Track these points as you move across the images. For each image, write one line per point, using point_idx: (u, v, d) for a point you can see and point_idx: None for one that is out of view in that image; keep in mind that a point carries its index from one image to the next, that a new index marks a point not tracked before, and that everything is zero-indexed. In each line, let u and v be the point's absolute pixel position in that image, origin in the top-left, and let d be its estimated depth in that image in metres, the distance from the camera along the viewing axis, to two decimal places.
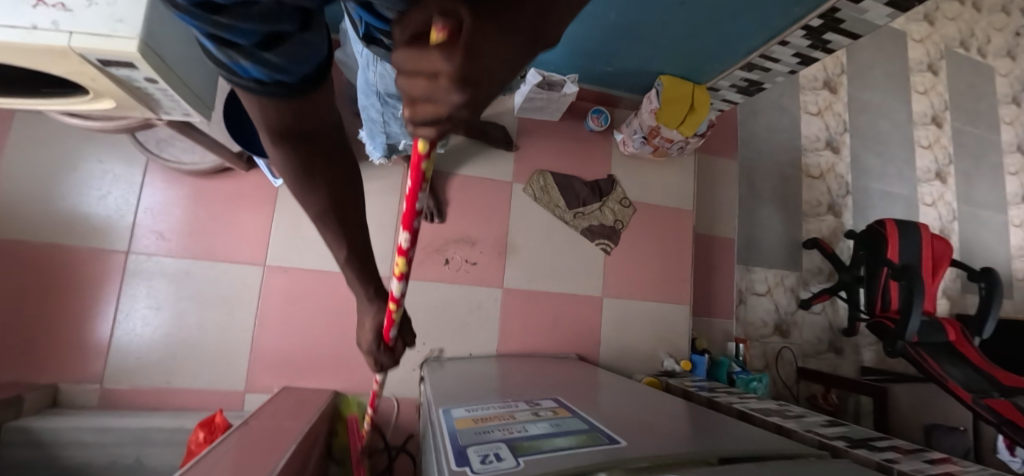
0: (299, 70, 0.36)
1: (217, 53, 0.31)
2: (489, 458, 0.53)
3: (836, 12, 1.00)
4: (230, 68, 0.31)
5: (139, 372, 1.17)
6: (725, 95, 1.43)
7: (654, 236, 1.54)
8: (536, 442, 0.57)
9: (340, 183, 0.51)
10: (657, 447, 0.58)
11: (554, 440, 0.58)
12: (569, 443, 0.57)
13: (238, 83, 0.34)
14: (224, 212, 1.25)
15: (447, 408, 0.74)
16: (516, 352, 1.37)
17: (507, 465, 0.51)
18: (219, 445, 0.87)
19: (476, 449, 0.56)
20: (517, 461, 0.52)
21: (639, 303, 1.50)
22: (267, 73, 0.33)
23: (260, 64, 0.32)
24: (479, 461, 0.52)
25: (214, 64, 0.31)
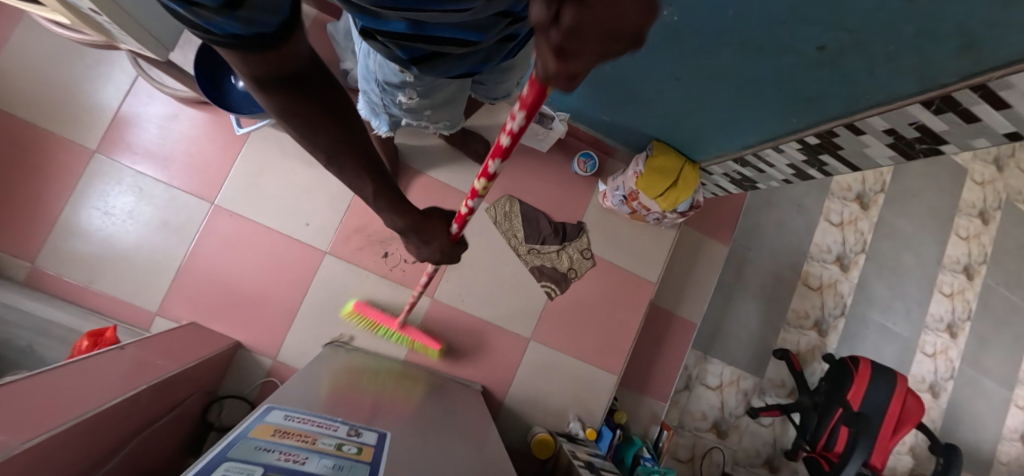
0: (274, 19, 0.31)
1: (187, 12, 0.26)
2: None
3: (834, 136, 0.93)
4: (203, 26, 0.27)
5: (70, 264, 1.22)
6: (719, 181, 1.35)
7: (604, 296, 1.48)
8: None
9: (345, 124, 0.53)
10: None
11: None
12: None
13: (210, 40, 0.30)
14: (196, 142, 1.28)
15: (269, 407, 0.73)
16: (424, 363, 1.36)
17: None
18: (77, 361, 0.89)
19: (229, 467, 0.54)
20: None
21: (565, 357, 1.45)
22: (243, 25, 0.29)
23: (234, 19, 0.27)
24: None
25: (186, 26, 0.27)
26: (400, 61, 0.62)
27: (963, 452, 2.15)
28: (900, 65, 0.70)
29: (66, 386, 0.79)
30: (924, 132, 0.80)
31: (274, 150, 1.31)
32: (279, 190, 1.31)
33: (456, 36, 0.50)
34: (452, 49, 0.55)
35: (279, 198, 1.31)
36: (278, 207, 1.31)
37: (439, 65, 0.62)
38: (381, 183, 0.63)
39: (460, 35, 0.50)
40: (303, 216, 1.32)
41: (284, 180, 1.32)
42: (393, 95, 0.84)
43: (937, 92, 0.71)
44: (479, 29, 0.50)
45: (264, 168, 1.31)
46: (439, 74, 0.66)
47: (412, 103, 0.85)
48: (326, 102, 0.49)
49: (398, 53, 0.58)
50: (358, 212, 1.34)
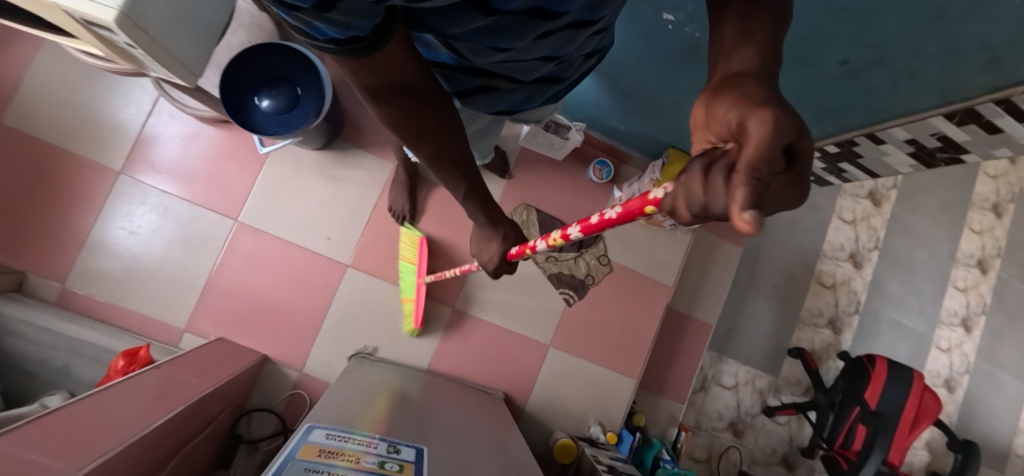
0: (368, 23, 0.33)
1: (296, 19, 0.30)
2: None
3: (854, 144, 0.94)
4: (307, 29, 0.31)
5: (99, 284, 1.25)
6: None
7: (622, 301, 1.49)
8: None
9: (444, 134, 0.58)
10: None
11: None
12: None
13: (321, 44, 0.35)
14: (218, 160, 1.31)
15: (311, 426, 0.76)
16: (445, 371, 1.38)
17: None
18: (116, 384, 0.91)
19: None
20: None
21: (584, 362, 1.47)
22: (337, 29, 0.31)
23: (328, 21, 0.30)
24: None
25: (299, 30, 0.32)
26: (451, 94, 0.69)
27: (979, 447, 2.16)
28: (922, 80, 0.71)
29: (110, 409, 0.82)
30: (945, 142, 0.80)
31: (295, 166, 1.34)
32: (301, 205, 1.34)
33: (503, 70, 0.57)
34: (496, 82, 0.62)
35: (301, 213, 1.33)
36: (300, 223, 1.33)
37: (482, 100, 0.69)
38: (472, 177, 0.68)
39: (505, 69, 0.57)
40: (324, 231, 1.34)
41: (305, 195, 1.34)
42: None
43: (959, 106, 0.71)
44: (522, 68, 0.57)
45: (285, 185, 1.33)
46: (481, 109, 0.72)
47: None
48: (421, 104, 0.52)
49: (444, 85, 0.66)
50: (378, 225, 1.36)
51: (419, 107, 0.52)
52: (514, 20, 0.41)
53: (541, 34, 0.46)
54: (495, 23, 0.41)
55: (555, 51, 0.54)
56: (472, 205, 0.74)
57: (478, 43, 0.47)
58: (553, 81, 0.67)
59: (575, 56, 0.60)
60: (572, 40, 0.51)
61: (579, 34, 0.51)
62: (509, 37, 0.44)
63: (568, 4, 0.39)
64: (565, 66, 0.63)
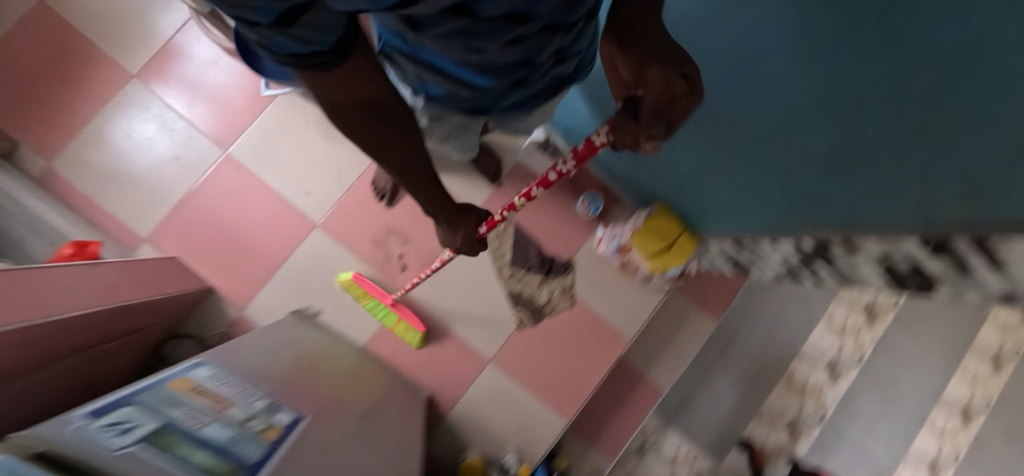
0: (329, 38, 0.32)
1: (250, 33, 0.28)
2: (117, 425, 0.54)
3: (829, 245, 0.91)
4: (270, 44, 0.29)
5: (81, 174, 1.29)
6: (714, 257, 1.35)
7: (575, 340, 1.46)
8: (179, 442, 0.57)
9: (407, 141, 0.56)
10: None
11: (194, 451, 0.57)
12: (203, 462, 0.56)
13: (277, 57, 0.33)
14: (226, 90, 1.34)
15: (200, 362, 0.78)
16: (381, 355, 1.39)
17: (110, 439, 0.51)
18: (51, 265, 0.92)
19: (128, 411, 0.57)
20: (126, 443, 0.51)
21: (518, 388, 1.43)
22: (301, 43, 0.30)
23: (289, 35, 0.28)
24: (106, 421, 0.54)
25: (253, 42, 0.29)
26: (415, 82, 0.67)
27: None
28: (898, 197, 0.68)
29: (39, 279, 0.84)
30: (915, 270, 0.78)
31: (296, 116, 1.36)
32: (290, 155, 1.35)
33: (469, 73, 0.57)
34: (465, 82, 0.62)
35: (288, 162, 1.35)
36: (285, 172, 1.35)
37: (446, 95, 0.67)
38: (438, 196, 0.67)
39: (469, 72, 0.57)
40: (304, 186, 1.36)
41: (298, 147, 1.36)
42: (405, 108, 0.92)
43: (936, 234, 0.68)
44: (494, 71, 0.56)
45: (281, 132, 1.35)
46: (446, 102, 0.71)
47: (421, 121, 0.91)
48: (381, 113, 0.51)
49: (416, 78, 0.67)
50: (358, 195, 1.37)
51: (381, 118, 0.51)
52: (491, 22, 0.41)
53: (511, 39, 0.47)
54: (467, 24, 0.41)
55: (526, 56, 0.54)
56: (438, 205, 0.70)
57: (454, 44, 0.47)
58: (523, 85, 0.66)
59: (545, 61, 0.60)
60: (545, 44, 0.53)
61: (552, 40, 0.53)
62: (482, 35, 0.44)
63: (541, 6, 0.41)
64: (535, 71, 0.62)
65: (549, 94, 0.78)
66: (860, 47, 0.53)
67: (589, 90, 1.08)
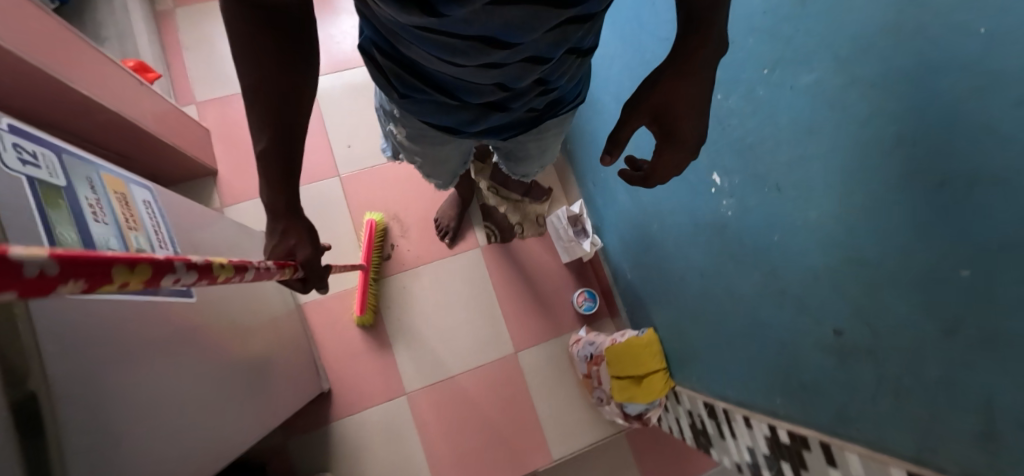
0: None
1: None
2: (24, 154, 0.51)
3: (805, 448, 0.78)
4: None
5: (188, 25, 1.41)
6: (680, 417, 1.18)
7: (498, 428, 1.33)
8: (61, 211, 0.52)
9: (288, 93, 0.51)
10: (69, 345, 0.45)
11: (63, 225, 0.52)
12: (61, 239, 0.50)
13: None
14: (345, 36, 1.50)
15: (147, 186, 0.75)
16: (310, 322, 1.32)
17: (5, 153, 0.48)
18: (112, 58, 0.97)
19: (46, 155, 0.55)
20: (14, 168, 0.48)
21: (413, 442, 1.29)
22: None
23: None
24: (23, 145, 0.51)
25: None
26: (386, 91, 0.65)
27: None
28: (905, 411, 0.59)
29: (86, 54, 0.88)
30: None
31: None
32: (358, 111, 1.46)
33: (450, 87, 0.56)
34: (444, 97, 0.60)
35: (353, 115, 1.46)
36: (346, 121, 1.45)
37: (420, 110, 0.65)
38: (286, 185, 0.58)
39: (449, 86, 0.56)
40: (349, 140, 1.44)
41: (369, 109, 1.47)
42: (384, 120, 0.79)
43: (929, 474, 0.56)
44: (470, 89, 0.56)
45: (365, 90, 1.48)
46: (418, 117, 0.68)
47: (400, 135, 0.79)
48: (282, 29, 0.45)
49: (399, 90, 0.62)
50: (392, 172, 1.44)
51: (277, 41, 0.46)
52: (470, 44, 0.42)
53: (489, 63, 0.48)
54: (442, 39, 0.41)
55: (507, 81, 0.54)
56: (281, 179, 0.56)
57: (437, 51, 0.45)
58: (499, 110, 0.64)
59: (527, 91, 0.60)
60: (525, 74, 0.53)
61: (533, 71, 0.53)
62: (458, 51, 0.44)
63: (521, 36, 0.42)
64: (518, 97, 0.62)
65: (527, 128, 0.77)
66: (895, 213, 0.52)
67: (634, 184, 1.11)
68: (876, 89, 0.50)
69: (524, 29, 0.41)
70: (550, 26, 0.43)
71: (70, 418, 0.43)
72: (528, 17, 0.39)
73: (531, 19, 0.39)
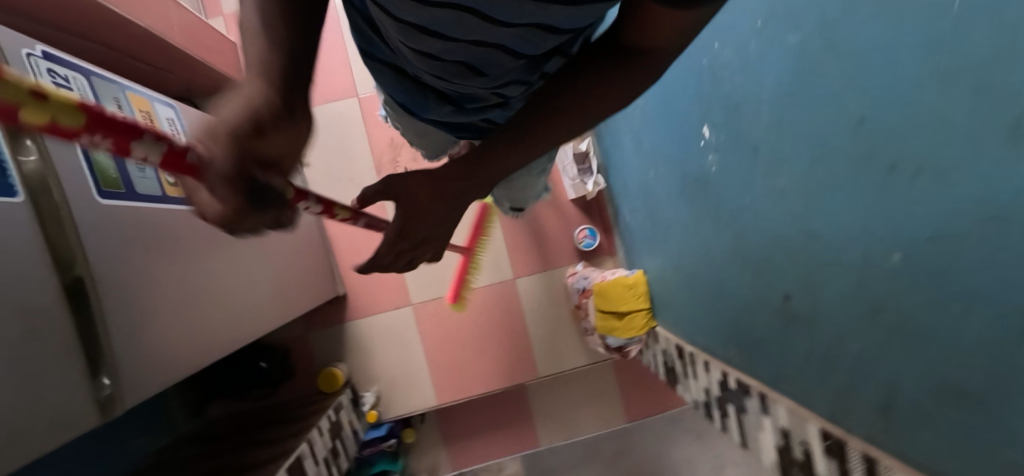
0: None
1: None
2: (57, 77, 0.59)
3: (745, 395, 0.85)
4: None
5: None
6: (655, 354, 1.28)
7: (491, 344, 1.50)
8: None
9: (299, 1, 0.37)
10: (102, 239, 0.57)
11: None
12: (94, 156, 0.60)
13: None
14: None
15: (169, 102, 0.84)
16: (330, 234, 1.47)
17: (42, 79, 0.56)
18: None
19: (76, 77, 0.63)
20: None
21: (416, 346, 1.50)
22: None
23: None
24: (55, 68, 0.59)
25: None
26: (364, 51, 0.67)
27: None
28: (828, 375, 0.63)
29: None
30: (806, 461, 0.70)
31: None
32: None
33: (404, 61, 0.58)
34: (402, 66, 0.61)
35: None
36: None
37: (384, 78, 0.67)
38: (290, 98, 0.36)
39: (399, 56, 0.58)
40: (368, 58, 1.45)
41: None
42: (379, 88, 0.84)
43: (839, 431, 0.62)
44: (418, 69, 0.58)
45: None
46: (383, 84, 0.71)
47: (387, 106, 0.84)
48: None
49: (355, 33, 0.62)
50: None
51: None
52: (404, 28, 0.45)
53: (424, 53, 0.50)
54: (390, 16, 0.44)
55: (445, 75, 0.56)
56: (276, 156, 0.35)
57: (395, 33, 0.49)
58: (452, 103, 0.67)
59: (474, 93, 0.62)
60: (463, 75, 0.55)
61: (472, 76, 0.55)
62: (404, 32, 0.46)
63: (450, 33, 0.44)
64: (468, 97, 0.64)
65: (480, 135, 0.79)
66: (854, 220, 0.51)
67: (637, 145, 1.11)
68: (853, 83, 0.46)
69: (455, 28, 0.43)
70: (478, 38, 0.45)
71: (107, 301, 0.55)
72: (452, 19, 0.41)
73: (457, 21, 0.41)
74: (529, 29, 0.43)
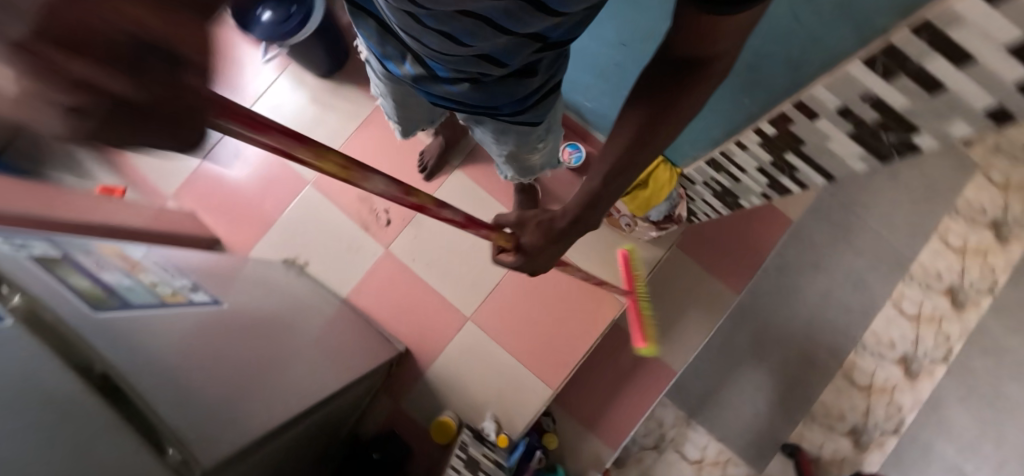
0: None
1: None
2: (16, 242, 0.62)
3: (789, 123, 0.76)
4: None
5: (126, 143, 1.57)
6: (702, 193, 1.20)
7: (560, 303, 1.44)
8: (69, 270, 0.64)
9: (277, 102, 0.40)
10: (108, 331, 0.56)
11: (77, 276, 0.63)
12: (79, 284, 0.62)
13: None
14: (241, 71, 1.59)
15: (137, 247, 0.88)
16: (362, 307, 1.46)
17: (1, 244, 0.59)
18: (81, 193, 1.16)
19: (38, 242, 0.66)
20: (16, 251, 0.60)
21: (498, 350, 1.43)
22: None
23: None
24: (11, 238, 0.63)
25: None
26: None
27: None
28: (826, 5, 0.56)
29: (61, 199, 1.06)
30: (882, 111, 0.60)
31: (298, 87, 1.58)
32: (293, 120, 1.56)
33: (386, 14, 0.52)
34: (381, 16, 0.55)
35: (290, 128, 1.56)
36: None
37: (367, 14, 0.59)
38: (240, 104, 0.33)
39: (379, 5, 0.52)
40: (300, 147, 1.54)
41: (299, 116, 1.56)
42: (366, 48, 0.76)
43: (877, 41, 0.53)
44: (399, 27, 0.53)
45: (286, 103, 1.57)
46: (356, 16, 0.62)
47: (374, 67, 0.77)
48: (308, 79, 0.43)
49: None
50: (348, 154, 1.53)
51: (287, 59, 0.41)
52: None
53: (406, 14, 0.45)
54: None
55: (424, 41, 0.51)
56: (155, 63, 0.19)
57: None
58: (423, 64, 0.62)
59: (448, 67, 0.59)
60: (441, 47, 0.51)
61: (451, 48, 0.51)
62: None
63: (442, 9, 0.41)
64: (443, 68, 0.60)
65: (449, 102, 0.75)
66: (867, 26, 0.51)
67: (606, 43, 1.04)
68: None
69: (460, 7, 0.39)
70: (474, 19, 0.42)
71: (134, 374, 0.53)
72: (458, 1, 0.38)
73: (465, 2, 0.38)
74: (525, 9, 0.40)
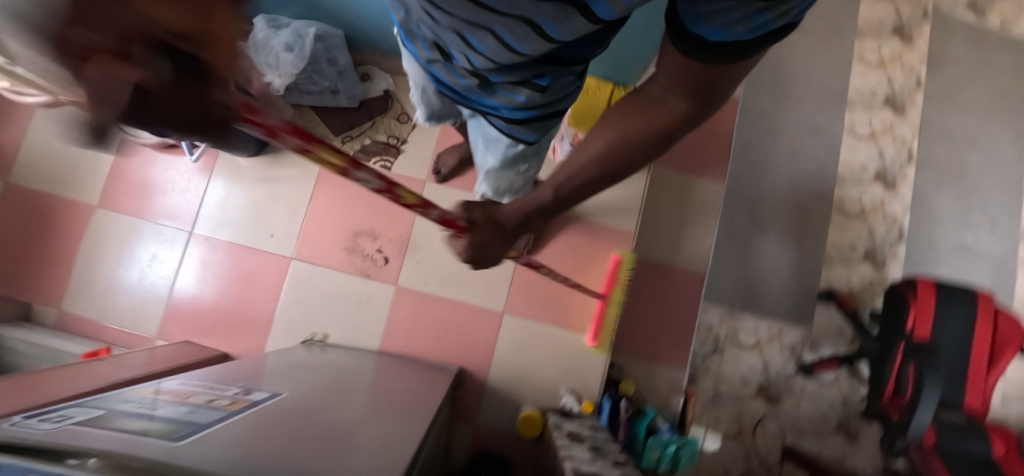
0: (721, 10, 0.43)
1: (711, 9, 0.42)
2: (54, 418, 0.58)
3: None
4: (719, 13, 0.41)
5: (82, 306, 1.44)
6: None
7: (579, 261, 1.47)
8: (122, 420, 0.59)
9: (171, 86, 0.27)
10: (201, 457, 0.52)
11: (133, 422, 0.59)
12: (142, 427, 0.58)
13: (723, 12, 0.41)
14: (168, 182, 1.49)
15: (164, 381, 0.82)
16: (399, 351, 1.42)
17: (42, 426, 0.55)
18: (70, 367, 1.06)
19: (74, 411, 0.61)
20: (61, 425, 0.55)
21: (545, 328, 1.44)
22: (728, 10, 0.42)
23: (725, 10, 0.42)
24: (48, 418, 0.58)
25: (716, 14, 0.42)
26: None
27: None
28: None
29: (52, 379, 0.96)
30: None
31: (235, 172, 1.49)
32: (245, 206, 1.48)
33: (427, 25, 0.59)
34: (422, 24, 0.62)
35: (246, 215, 1.48)
36: (247, 222, 1.48)
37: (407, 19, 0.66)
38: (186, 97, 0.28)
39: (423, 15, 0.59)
40: (267, 229, 1.47)
41: (250, 200, 1.48)
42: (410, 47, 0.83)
43: None
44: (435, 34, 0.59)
45: (230, 193, 1.49)
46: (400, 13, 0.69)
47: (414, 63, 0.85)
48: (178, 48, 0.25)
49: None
50: (317, 214, 1.47)
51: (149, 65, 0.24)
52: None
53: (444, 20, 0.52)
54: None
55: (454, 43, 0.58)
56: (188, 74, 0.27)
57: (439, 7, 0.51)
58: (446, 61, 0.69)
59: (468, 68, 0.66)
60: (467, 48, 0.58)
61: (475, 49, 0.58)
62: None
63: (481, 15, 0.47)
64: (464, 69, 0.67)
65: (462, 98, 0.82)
66: None
67: None
68: None
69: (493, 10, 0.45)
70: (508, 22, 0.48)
71: None
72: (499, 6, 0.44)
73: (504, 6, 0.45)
74: (520, 24, 0.49)
